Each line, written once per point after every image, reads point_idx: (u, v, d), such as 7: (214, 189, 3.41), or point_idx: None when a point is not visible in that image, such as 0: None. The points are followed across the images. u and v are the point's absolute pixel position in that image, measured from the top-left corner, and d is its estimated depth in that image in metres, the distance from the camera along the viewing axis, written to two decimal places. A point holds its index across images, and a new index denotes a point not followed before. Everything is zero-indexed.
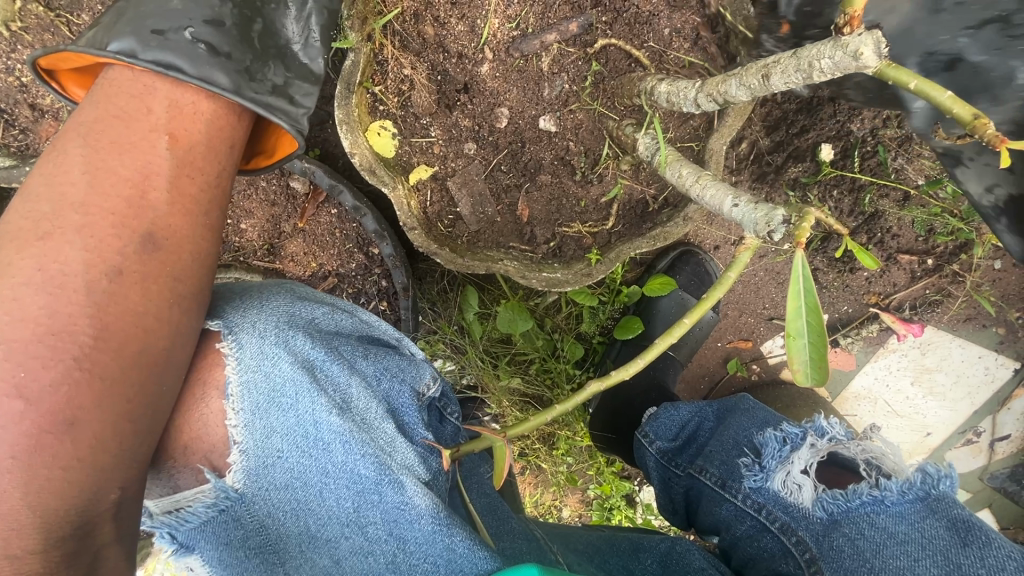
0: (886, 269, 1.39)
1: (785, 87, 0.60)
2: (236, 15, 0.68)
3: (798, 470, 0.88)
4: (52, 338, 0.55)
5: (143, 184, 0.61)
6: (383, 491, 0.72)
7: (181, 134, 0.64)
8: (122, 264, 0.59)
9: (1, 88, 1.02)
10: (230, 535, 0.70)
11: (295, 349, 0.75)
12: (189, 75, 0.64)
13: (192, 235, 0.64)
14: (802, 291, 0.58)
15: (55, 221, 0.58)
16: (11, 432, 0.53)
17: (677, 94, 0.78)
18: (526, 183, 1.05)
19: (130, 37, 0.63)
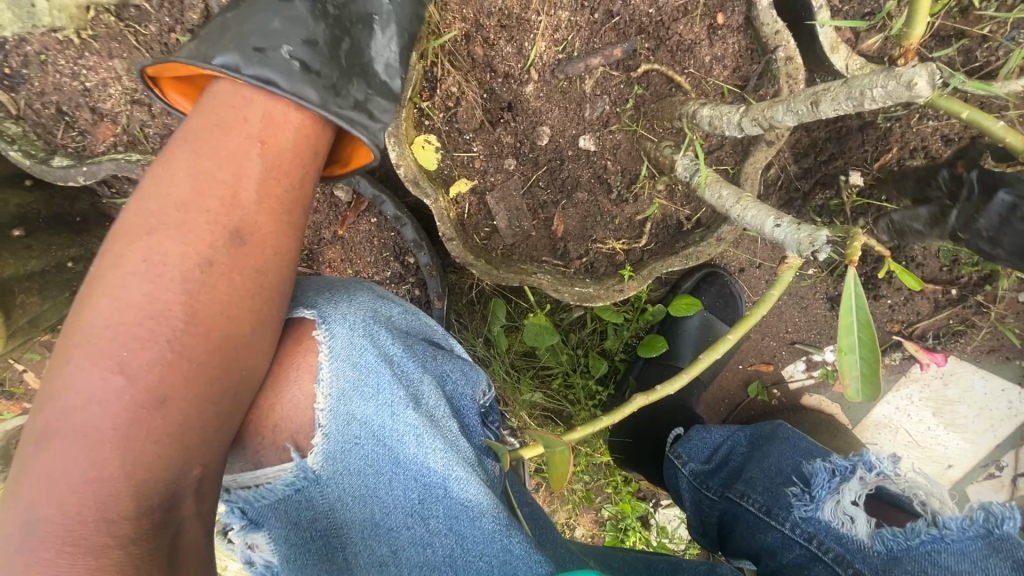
0: (910, 297, 1.41)
1: (834, 114, 0.62)
2: (329, 35, 0.73)
3: (849, 502, 0.90)
4: (150, 321, 0.60)
5: (240, 185, 0.66)
6: (449, 486, 0.78)
7: (273, 142, 0.68)
8: (211, 256, 0.63)
9: (65, 93, 1.06)
10: (300, 515, 0.77)
11: (379, 343, 0.82)
12: (284, 90, 0.68)
13: (275, 230, 0.68)
14: (855, 308, 0.59)
15: (161, 219, 0.63)
16: (111, 405, 0.58)
17: (721, 118, 0.80)
18: (563, 200, 1.08)
19: (233, 53, 0.68)
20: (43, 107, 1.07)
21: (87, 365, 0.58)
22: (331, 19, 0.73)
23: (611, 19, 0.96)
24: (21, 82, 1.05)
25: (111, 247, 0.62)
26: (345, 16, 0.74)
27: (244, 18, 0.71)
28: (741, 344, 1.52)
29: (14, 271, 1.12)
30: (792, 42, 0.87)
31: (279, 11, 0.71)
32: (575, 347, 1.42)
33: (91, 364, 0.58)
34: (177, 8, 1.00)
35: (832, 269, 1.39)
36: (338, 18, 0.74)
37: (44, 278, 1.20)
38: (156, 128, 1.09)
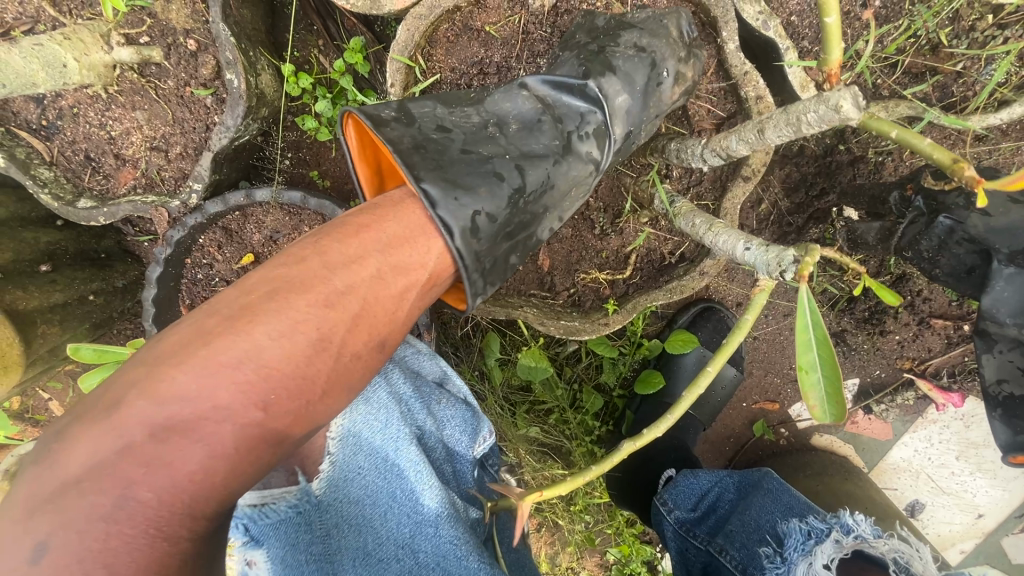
0: (920, 334, 1.36)
1: (780, 140, 0.64)
2: (510, 214, 0.77)
3: (820, 565, 0.88)
4: (242, 391, 0.57)
5: (397, 286, 0.68)
6: (440, 526, 0.84)
7: (436, 277, 0.73)
8: (324, 343, 0.61)
9: (93, 140, 1.16)
10: (298, 537, 0.70)
11: (390, 381, 0.96)
12: (451, 245, 0.71)
13: (396, 333, 0.70)
14: (811, 324, 0.63)
15: (298, 311, 0.60)
16: (172, 467, 0.54)
17: (687, 150, 0.83)
18: (548, 236, 1.10)
19: (439, 188, 0.71)
20: (74, 153, 1.18)
21: (167, 429, 0.54)
22: (517, 203, 0.78)
23: None
24: (54, 132, 1.16)
25: (288, 296, 0.61)
26: (534, 189, 0.80)
27: (458, 165, 0.75)
28: (743, 381, 1.48)
29: (38, 303, 1.21)
30: (761, 82, 0.89)
31: (488, 180, 0.75)
32: (571, 382, 1.42)
33: (170, 406, 0.54)
34: (192, 64, 1.10)
35: (832, 303, 1.37)
36: (532, 202, 0.80)
37: (66, 310, 1.28)
38: (171, 171, 1.17)
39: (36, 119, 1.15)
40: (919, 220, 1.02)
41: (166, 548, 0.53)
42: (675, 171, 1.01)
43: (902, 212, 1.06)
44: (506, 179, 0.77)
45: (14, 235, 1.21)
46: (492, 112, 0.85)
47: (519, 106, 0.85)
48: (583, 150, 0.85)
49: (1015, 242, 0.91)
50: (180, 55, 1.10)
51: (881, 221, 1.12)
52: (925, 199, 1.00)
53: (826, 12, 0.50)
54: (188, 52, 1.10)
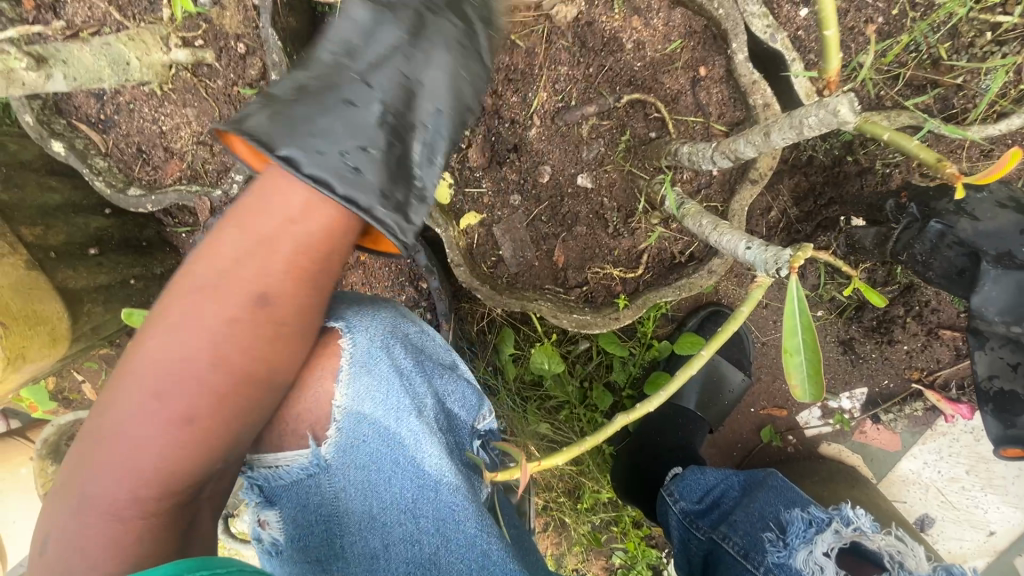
0: (929, 344, 1.37)
1: (784, 143, 0.70)
2: (386, 136, 0.77)
3: (820, 552, 1.00)
4: (184, 350, 0.71)
5: (319, 245, 0.75)
6: (441, 490, 0.90)
7: (345, 217, 0.76)
8: (244, 308, 0.73)
9: (145, 134, 1.27)
10: (308, 499, 0.87)
11: (393, 353, 0.93)
12: (337, 194, 0.72)
13: (297, 292, 0.76)
14: (797, 311, 0.65)
15: (172, 309, 0.72)
16: (140, 421, 0.69)
17: (698, 153, 0.89)
18: (563, 233, 1.16)
19: (296, 148, 0.73)
20: (127, 146, 1.28)
21: (130, 398, 0.70)
22: (394, 136, 0.78)
23: (603, 71, 1.04)
24: (112, 126, 1.27)
25: (203, 273, 0.73)
26: (402, 124, 0.78)
27: (311, 113, 0.75)
28: (752, 387, 1.51)
29: (86, 282, 1.30)
30: (769, 91, 0.94)
31: (339, 116, 0.75)
32: (581, 380, 1.47)
33: (132, 377, 0.70)
34: (240, 66, 1.20)
35: (840, 311, 1.40)
36: (406, 116, 0.79)
37: (110, 291, 1.37)
38: (214, 164, 1.26)
39: (95, 113, 1.27)
40: (913, 226, 1.07)
41: (129, 524, 0.68)
42: (686, 175, 1.05)
43: (896, 217, 1.16)
44: (360, 108, 0.76)
45: (69, 220, 1.32)
46: (338, 41, 0.80)
47: (355, 17, 0.81)
48: (438, 24, 0.82)
49: (1002, 244, 0.95)
50: (230, 58, 1.20)
51: (877, 227, 1.20)
52: (919, 205, 1.06)
53: (825, 26, 0.57)
54: (238, 55, 1.20)
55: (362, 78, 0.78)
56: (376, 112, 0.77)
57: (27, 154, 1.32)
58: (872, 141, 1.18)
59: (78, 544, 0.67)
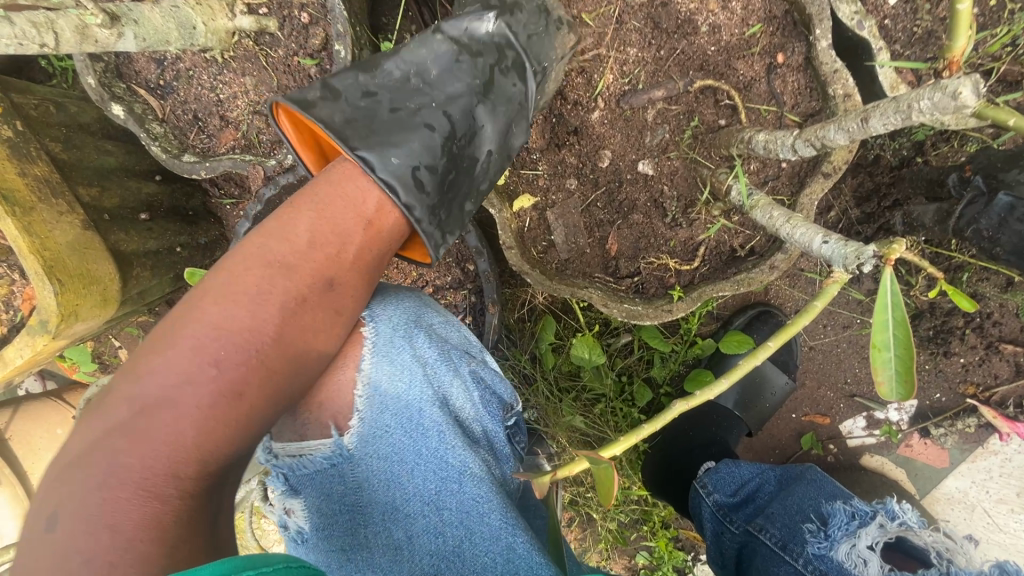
0: (987, 359, 1.32)
1: (884, 130, 0.66)
2: (444, 156, 0.89)
3: (864, 546, 0.94)
4: (254, 327, 0.72)
5: (337, 237, 0.79)
6: (464, 482, 0.86)
7: (375, 224, 0.83)
8: (306, 292, 0.76)
9: (202, 101, 1.27)
10: (332, 488, 0.83)
11: (417, 345, 0.91)
12: (399, 201, 0.83)
13: (357, 288, 0.82)
14: (890, 303, 0.57)
15: (238, 284, 0.72)
16: (203, 391, 0.68)
17: (776, 142, 0.86)
18: (618, 221, 1.14)
19: (372, 152, 0.83)
20: (183, 113, 1.28)
21: (197, 367, 0.68)
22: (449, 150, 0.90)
23: (675, 54, 1.02)
24: (169, 92, 1.28)
25: (299, 256, 0.77)
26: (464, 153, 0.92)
27: (390, 127, 0.86)
28: (795, 392, 1.46)
29: (137, 246, 1.32)
30: (851, 81, 0.91)
31: (416, 137, 0.87)
32: (620, 374, 1.45)
33: (203, 343, 0.69)
34: (302, 36, 1.20)
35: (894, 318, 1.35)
36: (463, 148, 0.92)
37: (157, 257, 1.38)
38: (268, 134, 1.27)
39: (154, 79, 1.27)
40: (978, 200, 1.13)
41: (162, 506, 0.63)
42: (754, 165, 1.03)
43: (959, 194, 1.15)
44: (434, 132, 0.89)
45: (122, 183, 1.34)
46: (411, 61, 0.91)
47: (438, 51, 0.92)
48: (506, 85, 0.94)
49: None
50: (293, 27, 1.20)
51: (938, 205, 1.18)
52: (985, 177, 1.12)
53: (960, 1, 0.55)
54: (300, 25, 1.19)
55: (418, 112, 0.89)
56: (445, 132, 0.90)
57: (86, 117, 1.34)
58: (946, 142, 1.13)
59: (103, 521, 0.59)
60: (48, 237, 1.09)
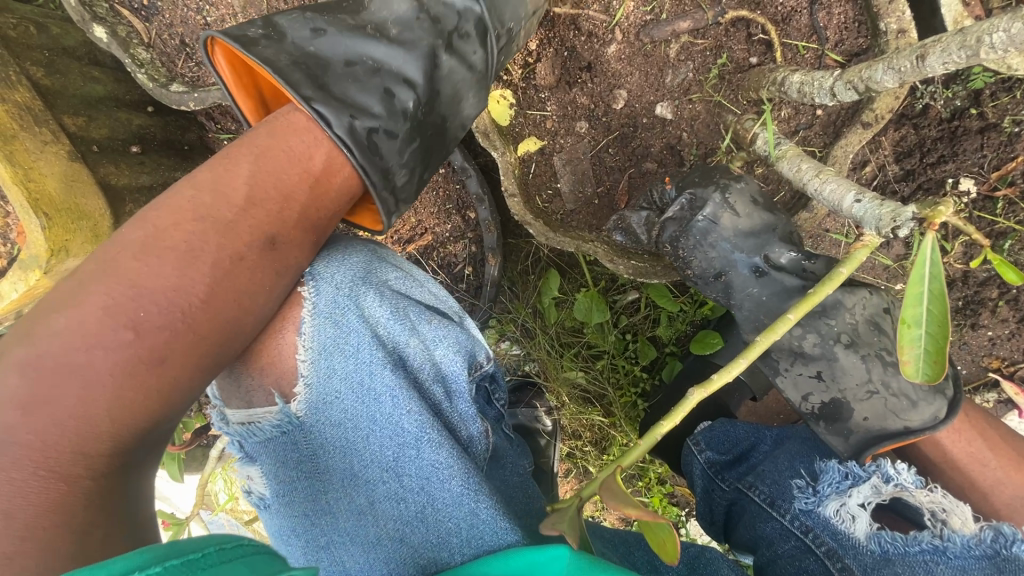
0: (1019, 333, 1.23)
1: (942, 71, 0.57)
2: (411, 117, 0.84)
3: (856, 503, 0.89)
4: (177, 292, 0.68)
5: (277, 195, 0.75)
6: (422, 447, 0.83)
7: (325, 183, 0.78)
8: (242, 252, 0.72)
9: (189, 25, 1.19)
10: (286, 455, 0.82)
11: (363, 305, 0.87)
12: (358, 162, 0.78)
13: (291, 243, 0.77)
14: (927, 275, 0.51)
15: (171, 235, 0.69)
16: (121, 347, 0.64)
17: (813, 83, 0.75)
18: (631, 168, 1.05)
19: (325, 104, 0.76)
20: (171, 38, 1.21)
21: (122, 318, 0.65)
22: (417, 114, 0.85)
23: None
24: (156, 15, 1.20)
25: (237, 218, 0.72)
26: (430, 117, 0.88)
27: (345, 80, 0.80)
28: None
29: (128, 180, 1.26)
30: (908, 14, 0.79)
31: (373, 92, 0.81)
32: (624, 331, 1.40)
33: (136, 294, 0.66)
34: None
35: None
36: (429, 112, 0.87)
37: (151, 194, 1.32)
38: None
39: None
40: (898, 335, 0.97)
41: (70, 488, 0.61)
42: (785, 112, 0.93)
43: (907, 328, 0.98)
44: (398, 90, 0.83)
45: (109, 114, 1.27)
46: (370, 22, 0.85)
47: (395, 9, 0.85)
48: (466, 52, 0.89)
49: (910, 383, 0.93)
50: None
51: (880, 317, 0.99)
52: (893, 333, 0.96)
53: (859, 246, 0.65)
54: None
55: (364, 64, 0.82)
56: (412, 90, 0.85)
57: (70, 41, 1.26)
58: (1007, 91, 1.03)
59: (32, 472, 0.60)
60: (32, 166, 1.06)
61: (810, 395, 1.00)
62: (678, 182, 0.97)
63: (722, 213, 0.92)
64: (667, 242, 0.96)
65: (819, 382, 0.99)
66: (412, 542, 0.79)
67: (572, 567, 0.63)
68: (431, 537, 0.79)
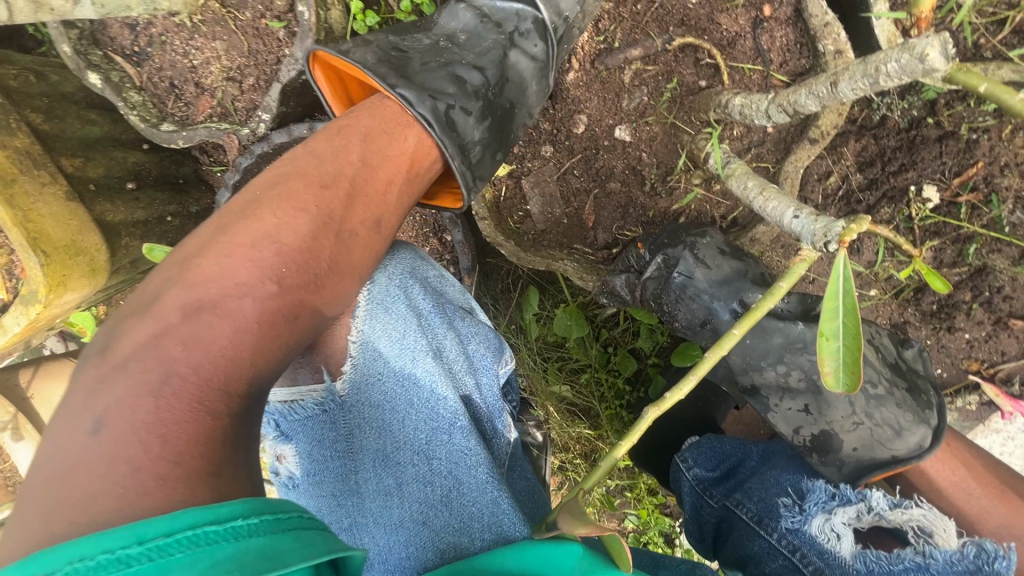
0: (995, 335, 1.24)
1: (854, 95, 0.60)
2: (485, 102, 0.91)
3: (840, 521, 0.92)
4: (299, 259, 0.68)
5: (378, 176, 0.78)
6: (454, 433, 0.89)
7: (419, 165, 0.84)
8: (356, 230, 0.75)
9: (176, 68, 1.25)
10: (324, 434, 0.83)
11: (410, 296, 0.95)
12: (439, 135, 0.84)
13: (389, 223, 0.80)
14: (842, 291, 0.54)
15: (291, 199, 0.70)
16: (250, 301, 0.64)
17: (752, 106, 0.79)
18: (596, 189, 1.08)
19: (411, 89, 0.84)
20: (160, 80, 1.27)
21: (262, 277, 0.65)
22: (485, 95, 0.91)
23: (653, 8, 0.96)
24: (146, 59, 1.26)
25: (364, 199, 0.76)
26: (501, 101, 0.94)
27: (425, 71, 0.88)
28: None
29: (123, 216, 1.33)
30: (843, 35, 0.83)
31: (451, 80, 0.89)
32: (606, 344, 1.43)
33: (259, 250, 0.66)
34: None
35: (896, 292, 1.27)
36: (496, 97, 0.93)
37: (146, 227, 1.39)
38: (243, 101, 1.24)
39: (130, 45, 1.26)
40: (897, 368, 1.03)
41: (193, 421, 0.57)
42: (736, 131, 0.96)
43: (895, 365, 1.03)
44: (468, 80, 0.90)
45: (107, 153, 1.35)
46: (441, 33, 0.96)
47: (463, 19, 0.96)
48: (528, 46, 0.95)
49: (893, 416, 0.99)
50: None
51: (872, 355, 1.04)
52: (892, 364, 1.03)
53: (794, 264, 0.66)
54: None
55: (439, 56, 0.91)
56: (483, 81, 0.92)
57: (68, 86, 1.33)
58: (962, 100, 1.05)
59: (152, 431, 0.55)
60: (31, 208, 1.12)
61: (801, 428, 1.02)
62: (650, 245, 1.03)
63: (696, 269, 0.97)
64: (651, 300, 1.01)
65: (808, 415, 1.02)
66: (434, 526, 0.82)
67: (584, 562, 0.70)
68: (453, 522, 0.83)
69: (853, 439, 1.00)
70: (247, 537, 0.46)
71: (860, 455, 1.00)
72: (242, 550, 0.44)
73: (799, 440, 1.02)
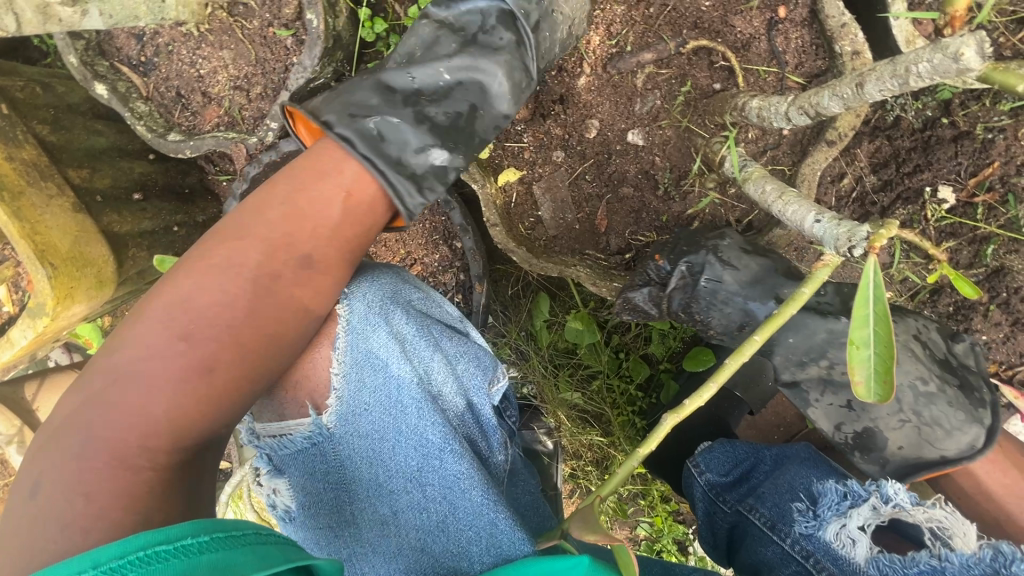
0: (1014, 336, 1.22)
1: (881, 97, 0.59)
2: (412, 107, 0.87)
3: (855, 525, 0.88)
4: (228, 311, 0.72)
5: (306, 218, 0.78)
6: (445, 457, 0.86)
7: (354, 193, 0.82)
8: (256, 266, 0.74)
9: (183, 78, 1.25)
10: (315, 468, 0.84)
11: (392, 321, 0.89)
12: (365, 159, 0.82)
13: (334, 258, 0.80)
14: (871, 297, 0.53)
15: (209, 254, 0.74)
16: (166, 360, 0.68)
17: (770, 109, 0.78)
18: (608, 194, 1.07)
19: (337, 120, 0.84)
20: (167, 90, 1.26)
21: (192, 337, 0.69)
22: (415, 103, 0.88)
23: (666, 12, 0.95)
24: (152, 69, 1.26)
25: (221, 233, 0.76)
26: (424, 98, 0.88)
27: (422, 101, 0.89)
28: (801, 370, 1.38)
29: (131, 227, 1.32)
30: (861, 36, 0.82)
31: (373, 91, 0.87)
32: (617, 350, 1.42)
33: (200, 313, 0.71)
34: None
35: (913, 294, 1.26)
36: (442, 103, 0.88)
37: (153, 237, 1.38)
38: (250, 110, 1.23)
39: (136, 55, 1.25)
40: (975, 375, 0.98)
41: (135, 476, 0.63)
42: (752, 133, 0.95)
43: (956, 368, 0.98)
44: (398, 92, 0.88)
45: (113, 163, 1.34)
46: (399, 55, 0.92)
47: (424, 33, 0.91)
48: (492, 39, 0.90)
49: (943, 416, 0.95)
50: None
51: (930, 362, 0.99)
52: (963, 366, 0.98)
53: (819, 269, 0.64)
54: None
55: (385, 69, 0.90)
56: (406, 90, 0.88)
57: (74, 97, 1.33)
58: (977, 100, 1.06)
59: (79, 489, 0.60)
60: (38, 220, 1.11)
61: (842, 424, 1.00)
62: (669, 254, 0.98)
63: (722, 274, 0.94)
64: (678, 310, 0.98)
65: (849, 412, 0.99)
66: (433, 551, 0.82)
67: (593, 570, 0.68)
68: (451, 547, 0.82)
69: (892, 435, 0.97)
70: (201, 552, 0.48)
71: (904, 453, 0.97)
72: (194, 566, 0.47)
73: (839, 437, 1.00)
